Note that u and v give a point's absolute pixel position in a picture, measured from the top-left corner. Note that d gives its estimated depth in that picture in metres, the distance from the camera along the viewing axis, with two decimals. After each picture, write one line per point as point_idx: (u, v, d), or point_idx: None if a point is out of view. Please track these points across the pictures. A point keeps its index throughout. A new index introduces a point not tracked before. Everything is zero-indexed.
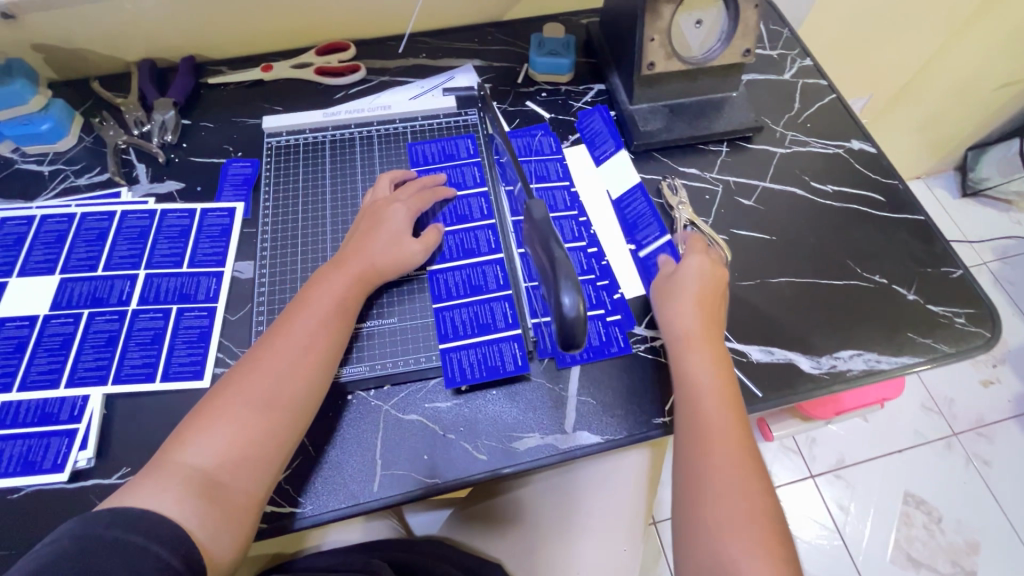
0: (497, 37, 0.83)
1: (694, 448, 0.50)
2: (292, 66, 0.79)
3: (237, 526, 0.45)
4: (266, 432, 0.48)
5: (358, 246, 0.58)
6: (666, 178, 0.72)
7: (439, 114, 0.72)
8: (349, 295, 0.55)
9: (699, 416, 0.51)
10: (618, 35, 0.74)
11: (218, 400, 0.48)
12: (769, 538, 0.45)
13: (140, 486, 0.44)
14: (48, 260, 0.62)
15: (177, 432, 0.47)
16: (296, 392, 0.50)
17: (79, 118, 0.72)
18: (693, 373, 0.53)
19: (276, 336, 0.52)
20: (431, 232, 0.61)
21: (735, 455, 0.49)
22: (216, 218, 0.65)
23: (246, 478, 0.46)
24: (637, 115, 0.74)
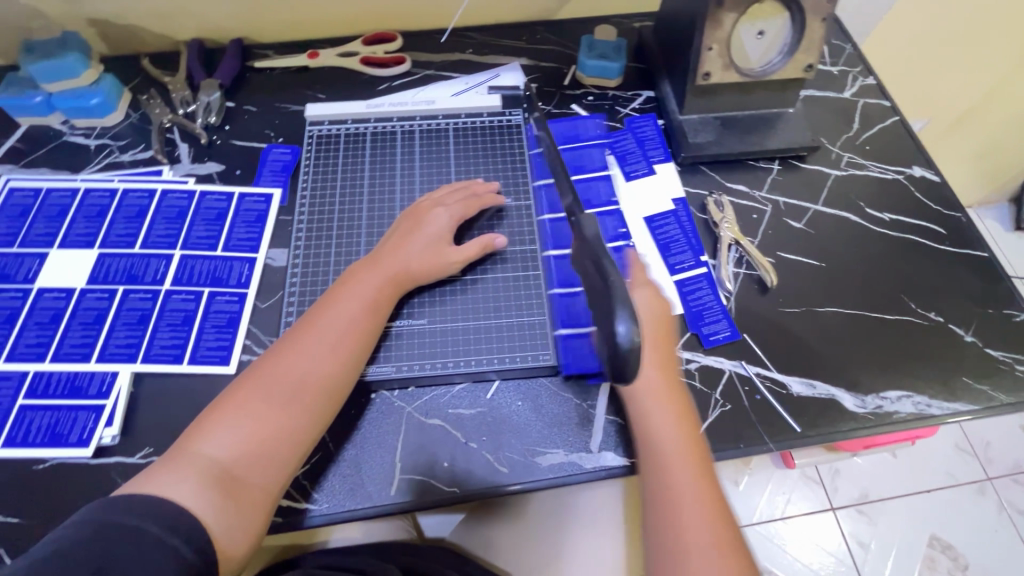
0: (545, 36, 0.82)
1: (664, 521, 0.46)
2: (338, 54, 0.78)
3: (248, 521, 0.44)
4: (287, 430, 0.47)
5: (394, 248, 0.57)
6: (713, 193, 0.69)
7: (483, 112, 0.69)
8: (378, 298, 0.54)
9: (666, 482, 0.47)
10: (673, 43, 0.71)
11: (242, 392, 0.48)
12: None
13: (158, 471, 0.44)
14: (89, 234, 0.63)
15: (198, 421, 0.47)
16: (321, 393, 0.49)
17: (127, 93, 0.73)
18: (655, 432, 0.49)
19: (305, 333, 0.51)
20: (475, 247, 0.59)
21: (711, 527, 0.45)
22: (254, 203, 0.65)
23: (262, 473, 0.46)
24: (687, 126, 0.71)
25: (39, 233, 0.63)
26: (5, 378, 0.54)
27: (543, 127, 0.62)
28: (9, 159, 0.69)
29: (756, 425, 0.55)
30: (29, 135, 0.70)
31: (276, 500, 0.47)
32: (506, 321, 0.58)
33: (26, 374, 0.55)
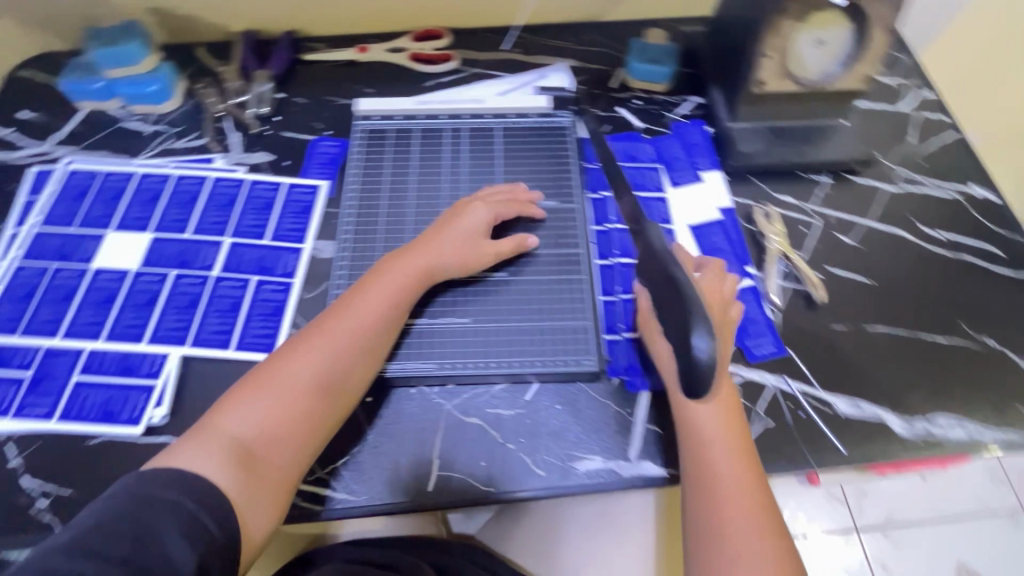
0: (593, 37, 0.81)
1: (710, 519, 0.45)
2: (387, 49, 0.78)
3: (266, 503, 0.44)
4: (309, 414, 0.48)
5: (425, 240, 0.56)
6: (760, 204, 0.68)
7: (530, 113, 0.69)
8: (407, 289, 0.54)
9: (715, 479, 0.46)
10: (726, 48, 0.70)
11: (269, 372, 0.49)
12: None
13: (184, 443, 0.44)
14: (143, 218, 0.64)
15: (225, 398, 0.48)
16: (344, 381, 0.50)
17: (182, 82, 0.75)
18: (706, 428, 0.48)
19: (334, 319, 0.51)
20: (508, 243, 0.58)
21: (758, 530, 0.44)
22: (302, 194, 0.66)
23: (282, 455, 0.46)
24: (737, 134, 0.70)
25: (96, 215, 0.65)
26: (61, 353, 0.56)
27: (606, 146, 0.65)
28: (70, 141, 0.71)
29: (800, 444, 0.54)
30: (89, 119, 0.72)
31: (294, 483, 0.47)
32: (550, 324, 0.57)
33: (81, 351, 0.56)
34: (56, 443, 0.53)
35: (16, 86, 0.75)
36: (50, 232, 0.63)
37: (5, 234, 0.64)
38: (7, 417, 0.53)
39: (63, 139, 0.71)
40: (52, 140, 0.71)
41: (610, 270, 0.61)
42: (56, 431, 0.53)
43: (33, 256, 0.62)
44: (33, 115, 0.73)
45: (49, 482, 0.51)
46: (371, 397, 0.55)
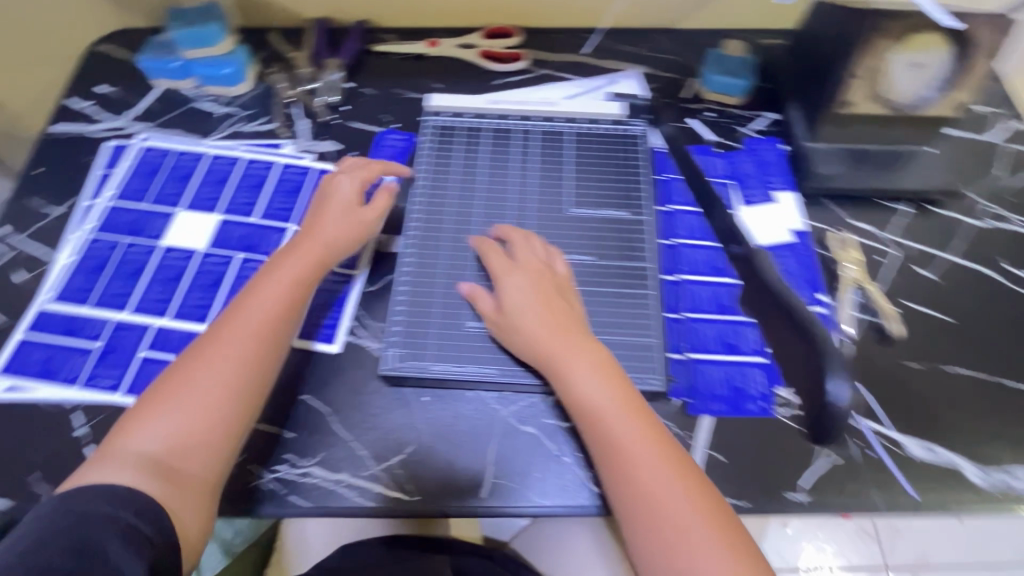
0: (667, 44, 0.79)
1: (625, 482, 0.46)
2: (458, 44, 0.78)
3: (190, 502, 0.45)
4: (219, 410, 0.47)
5: (308, 228, 0.57)
6: (835, 229, 0.65)
7: (602, 119, 0.68)
8: (300, 274, 0.54)
9: (622, 447, 0.47)
10: (810, 65, 0.67)
11: (173, 381, 0.48)
12: (714, 520, 0.45)
13: (97, 464, 0.45)
14: (212, 199, 0.65)
15: (130, 416, 0.48)
16: (252, 371, 0.49)
17: (255, 66, 0.75)
18: (595, 399, 0.49)
19: (229, 319, 0.51)
20: (381, 198, 0.60)
21: (672, 474, 0.46)
22: None
23: (199, 458, 0.46)
24: (816, 156, 0.67)
25: (167, 193, 0.66)
26: (129, 328, 0.57)
27: (693, 163, 0.65)
28: (144, 117, 0.72)
29: (867, 485, 0.52)
30: (163, 97, 0.74)
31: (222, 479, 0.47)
32: (615, 339, 0.55)
33: (149, 327, 0.57)
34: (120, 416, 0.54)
35: (95, 59, 0.76)
36: (122, 207, 0.65)
37: (81, 205, 0.65)
38: (76, 386, 0.54)
39: (138, 115, 0.72)
40: (128, 116, 0.72)
41: (677, 287, 0.60)
42: (121, 404, 0.54)
43: (105, 230, 0.63)
44: (111, 90, 0.74)
45: None
46: (428, 397, 0.55)
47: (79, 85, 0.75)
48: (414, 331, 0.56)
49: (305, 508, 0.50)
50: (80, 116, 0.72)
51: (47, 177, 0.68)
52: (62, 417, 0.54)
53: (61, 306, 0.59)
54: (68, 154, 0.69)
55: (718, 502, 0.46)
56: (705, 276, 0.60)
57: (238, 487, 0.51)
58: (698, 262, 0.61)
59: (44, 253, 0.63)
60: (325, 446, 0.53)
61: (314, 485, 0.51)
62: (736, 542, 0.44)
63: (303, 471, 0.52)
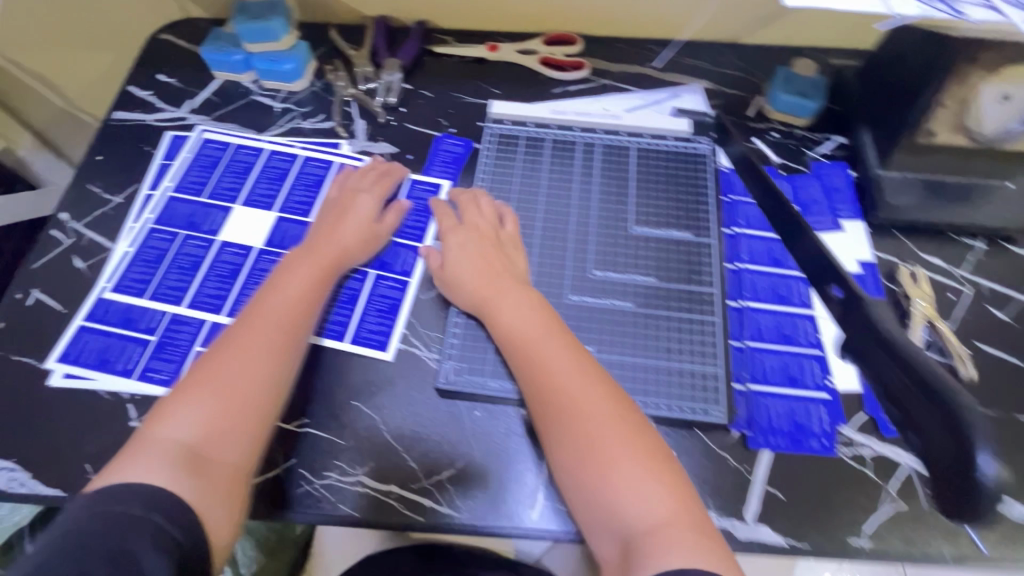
0: (733, 60, 0.77)
1: (549, 404, 0.47)
2: (518, 50, 0.76)
3: (221, 497, 0.42)
4: (248, 401, 0.46)
5: (325, 232, 0.57)
6: (906, 263, 0.63)
7: (668, 135, 0.67)
8: (320, 273, 0.54)
9: (549, 373, 0.48)
10: (885, 89, 0.65)
11: (201, 374, 0.46)
12: (647, 456, 0.45)
13: (124, 461, 0.42)
14: (269, 195, 0.65)
15: (155, 413, 0.45)
16: (280, 363, 0.48)
17: (314, 62, 0.75)
18: (525, 335, 0.51)
19: (256, 311, 0.50)
20: (392, 214, 0.61)
21: (595, 394, 0.47)
22: (423, 191, 0.65)
23: (231, 450, 0.44)
24: (888, 184, 0.64)
25: (223, 187, 0.66)
26: (185, 322, 0.57)
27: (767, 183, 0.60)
28: (203, 109, 0.72)
29: (934, 535, 0.50)
30: (222, 90, 0.74)
31: (249, 479, 0.45)
32: (678, 367, 0.54)
33: (204, 323, 0.57)
34: None
35: (157, 48, 0.77)
36: (179, 199, 0.65)
37: (141, 195, 0.66)
38: (132, 377, 0.55)
39: (198, 107, 0.72)
40: (188, 107, 0.72)
41: (739, 313, 0.58)
42: None
43: (163, 221, 0.63)
44: (171, 80, 0.74)
45: None
46: (480, 411, 0.54)
47: (140, 72, 0.75)
48: (473, 350, 0.56)
49: (355, 518, 0.50)
50: (141, 105, 0.72)
51: (107, 164, 0.68)
52: (116, 407, 0.54)
53: (119, 296, 0.59)
54: (128, 143, 0.70)
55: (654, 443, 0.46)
56: (769, 303, 0.59)
57: (286, 492, 0.50)
58: (761, 288, 0.59)
59: (103, 240, 0.63)
60: (376, 455, 0.52)
61: (364, 494, 0.51)
62: (656, 455, 0.45)
63: (354, 479, 0.51)
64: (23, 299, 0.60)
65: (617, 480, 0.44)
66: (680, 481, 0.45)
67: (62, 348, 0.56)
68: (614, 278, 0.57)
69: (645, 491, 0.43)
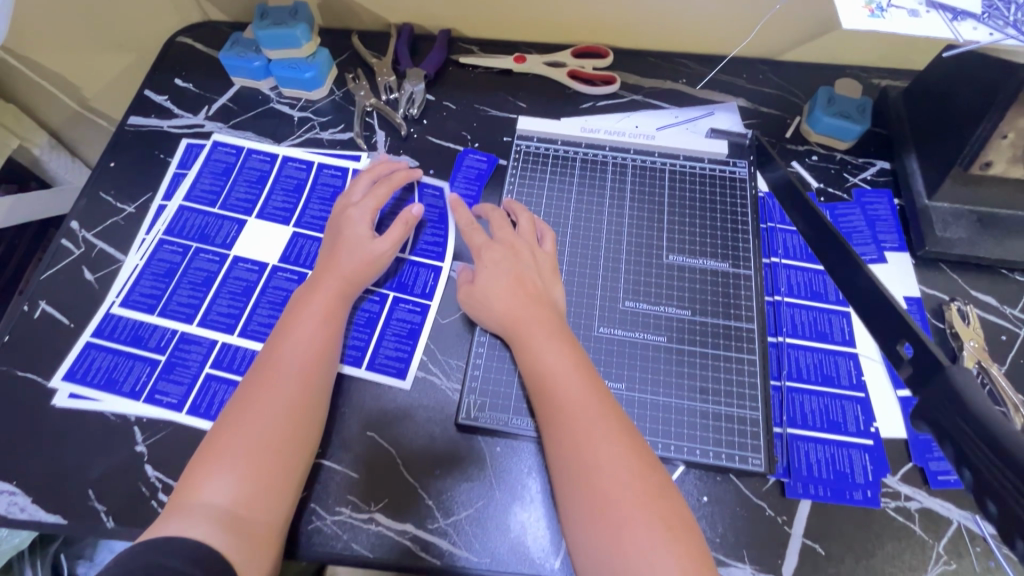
0: (770, 77, 0.73)
1: (566, 446, 0.44)
2: (546, 62, 0.73)
3: (259, 557, 0.40)
4: (279, 452, 0.44)
5: (330, 262, 0.54)
6: (956, 299, 0.59)
7: (703, 157, 0.64)
8: (332, 309, 0.51)
9: (567, 410, 0.45)
10: (937, 115, 0.61)
11: (225, 428, 0.44)
12: (668, 510, 0.41)
13: (160, 526, 0.39)
14: (285, 208, 0.63)
15: (183, 477, 0.42)
16: (303, 409, 0.46)
17: (334, 70, 0.72)
18: (546, 366, 0.48)
19: (273, 357, 0.48)
20: (398, 227, 0.56)
21: (611, 438, 0.43)
22: (433, 199, 0.63)
23: (264, 507, 0.42)
24: (936, 215, 0.61)
25: (237, 198, 0.63)
26: (196, 342, 0.55)
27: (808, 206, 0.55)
28: (219, 117, 0.70)
29: None
30: (240, 97, 0.71)
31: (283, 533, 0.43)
32: (712, 410, 0.51)
33: (215, 343, 0.55)
34: (181, 437, 0.51)
35: (174, 52, 0.75)
36: (191, 208, 0.62)
37: (154, 205, 0.64)
38: (139, 400, 0.52)
39: (215, 114, 0.70)
40: (204, 113, 0.70)
41: (777, 349, 0.55)
42: (184, 423, 0.52)
43: (174, 233, 0.61)
44: (188, 85, 0.72)
45: (170, 475, 0.50)
46: (500, 446, 0.51)
47: (156, 76, 0.73)
48: (496, 383, 0.53)
49: (369, 558, 0.47)
50: (156, 110, 0.70)
51: (120, 171, 0.66)
52: (122, 430, 0.52)
53: (127, 311, 0.57)
54: (142, 150, 0.68)
55: (672, 496, 0.42)
56: (810, 341, 0.55)
57: (298, 528, 0.48)
58: (801, 323, 0.56)
59: (115, 252, 0.61)
60: (390, 490, 0.50)
61: (377, 533, 0.48)
62: (673, 512, 0.41)
63: (367, 517, 0.49)
64: (31, 311, 0.58)
65: (627, 538, 0.39)
66: (695, 539, 0.40)
67: (67, 366, 0.54)
68: (646, 310, 0.55)
69: (661, 552, 0.39)
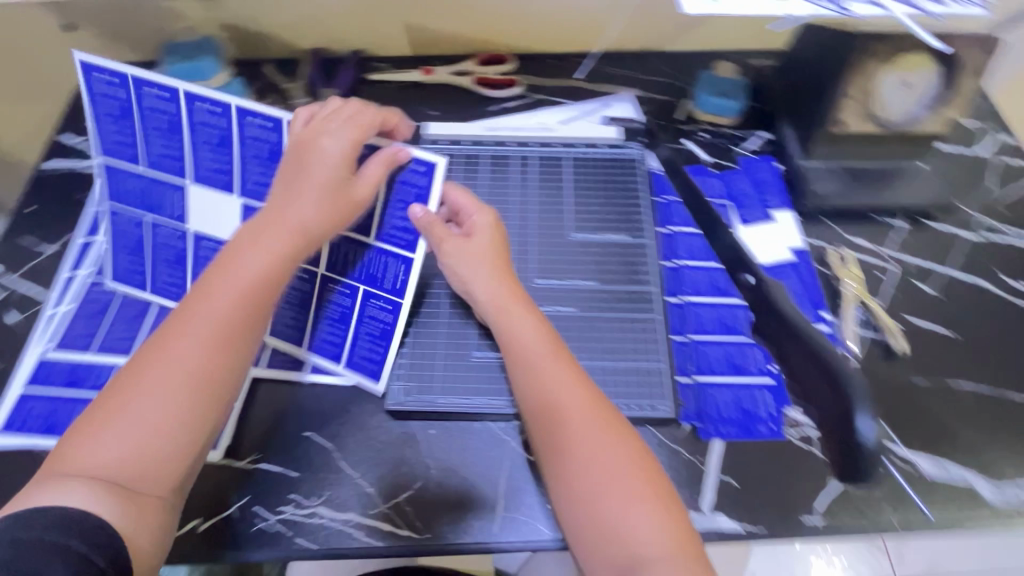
0: (660, 67, 0.80)
1: (549, 423, 0.46)
2: (453, 72, 0.78)
3: (155, 523, 0.40)
4: (185, 422, 0.41)
5: (274, 209, 0.49)
6: (835, 246, 0.66)
7: (600, 143, 0.70)
8: (272, 268, 0.46)
9: (544, 390, 0.47)
10: (797, 83, 0.68)
11: (126, 390, 0.41)
12: (642, 474, 0.44)
13: (33, 493, 0.38)
14: (222, 167, 0.56)
15: (66, 436, 0.40)
16: (214, 379, 0.43)
17: (250, 97, 0.75)
18: (523, 344, 0.50)
19: (192, 311, 0.44)
20: (376, 168, 0.52)
21: (586, 411, 0.46)
22: (411, 175, 0.54)
23: (155, 477, 0.40)
24: (811, 173, 0.68)
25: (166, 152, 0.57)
26: None
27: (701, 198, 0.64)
28: None
29: (884, 506, 0.51)
30: None
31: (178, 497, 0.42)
32: (623, 367, 0.55)
33: None
34: None
35: None
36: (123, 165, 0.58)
37: (76, 243, 0.64)
38: None
39: None
40: None
41: (681, 309, 0.60)
42: None
43: (119, 198, 0.59)
44: None
45: None
46: (435, 429, 0.55)
47: (72, 120, 0.74)
48: (421, 369, 0.56)
49: (314, 550, 0.49)
50: (73, 152, 0.72)
51: (40, 214, 0.67)
52: None
53: (62, 354, 0.57)
54: (61, 191, 0.69)
55: (649, 464, 0.45)
56: (710, 297, 0.60)
57: (242, 532, 0.49)
58: (701, 282, 0.61)
59: (40, 291, 0.62)
60: (331, 484, 0.52)
61: (320, 526, 0.50)
62: (648, 483, 0.44)
63: (310, 511, 0.51)
64: None
65: (610, 509, 0.42)
66: (671, 499, 0.44)
67: (4, 418, 0.53)
68: (556, 286, 0.59)
69: (638, 515, 0.42)
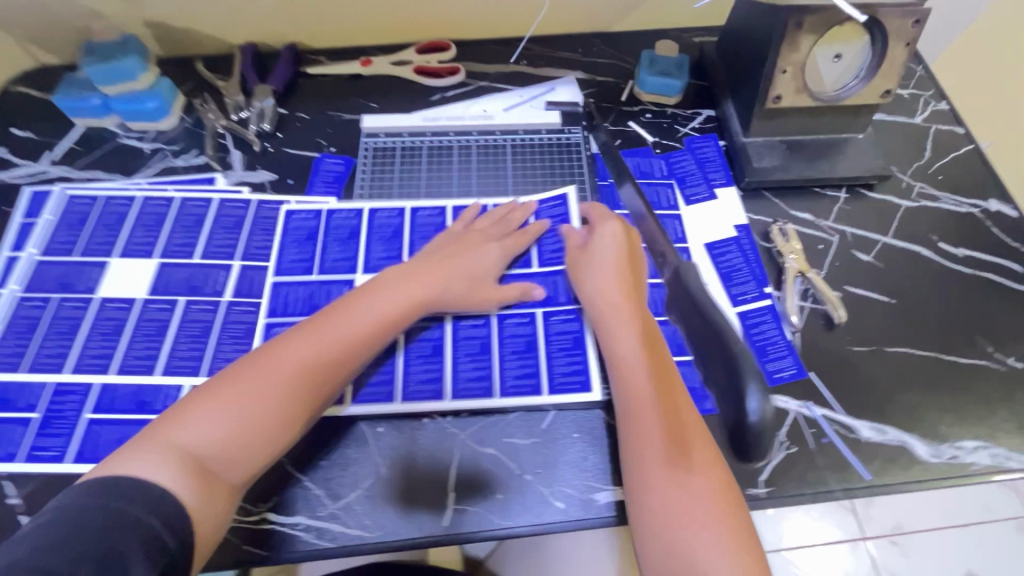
0: (603, 48, 0.79)
1: (639, 419, 0.46)
2: (393, 62, 0.76)
3: (219, 515, 0.41)
4: (278, 419, 0.44)
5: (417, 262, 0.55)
6: (778, 221, 0.66)
7: (542, 129, 0.69)
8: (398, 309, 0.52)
9: (640, 389, 0.47)
10: (736, 60, 0.69)
11: (240, 376, 0.45)
12: (721, 495, 0.43)
13: (124, 456, 0.39)
14: (298, 258, 0.61)
15: (169, 409, 0.43)
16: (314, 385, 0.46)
17: (181, 97, 0.73)
18: (623, 347, 0.50)
19: (322, 321, 0.49)
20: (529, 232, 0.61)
21: (677, 421, 0.45)
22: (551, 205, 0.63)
23: (238, 464, 0.42)
24: (751, 149, 0.68)
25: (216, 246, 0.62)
26: (71, 391, 0.54)
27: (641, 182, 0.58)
28: (65, 160, 0.69)
29: (825, 473, 0.53)
30: (86, 138, 0.71)
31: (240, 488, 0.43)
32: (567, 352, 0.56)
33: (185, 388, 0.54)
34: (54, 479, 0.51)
35: (8, 103, 0.73)
36: (172, 264, 0.61)
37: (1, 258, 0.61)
38: (15, 459, 0.51)
39: (60, 157, 0.69)
40: (48, 159, 0.69)
41: None
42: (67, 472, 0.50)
43: (159, 291, 0.59)
44: (26, 132, 0.71)
45: None
46: (383, 427, 0.54)
47: None
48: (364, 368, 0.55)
49: (263, 556, 0.49)
50: None
51: None
52: None
53: None
54: None
55: (729, 490, 0.44)
56: (653, 278, 0.61)
57: None
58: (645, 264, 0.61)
59: None
60: (278, 488, 0.51)
61: (268, 531, 0.49)
62: (731, 514, 0.42)
63: (258, 518, 0.50)
64: None
65: (688, 525, 0.41)
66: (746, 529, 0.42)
67: None
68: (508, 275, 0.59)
69: (708, 533, 0.41)
